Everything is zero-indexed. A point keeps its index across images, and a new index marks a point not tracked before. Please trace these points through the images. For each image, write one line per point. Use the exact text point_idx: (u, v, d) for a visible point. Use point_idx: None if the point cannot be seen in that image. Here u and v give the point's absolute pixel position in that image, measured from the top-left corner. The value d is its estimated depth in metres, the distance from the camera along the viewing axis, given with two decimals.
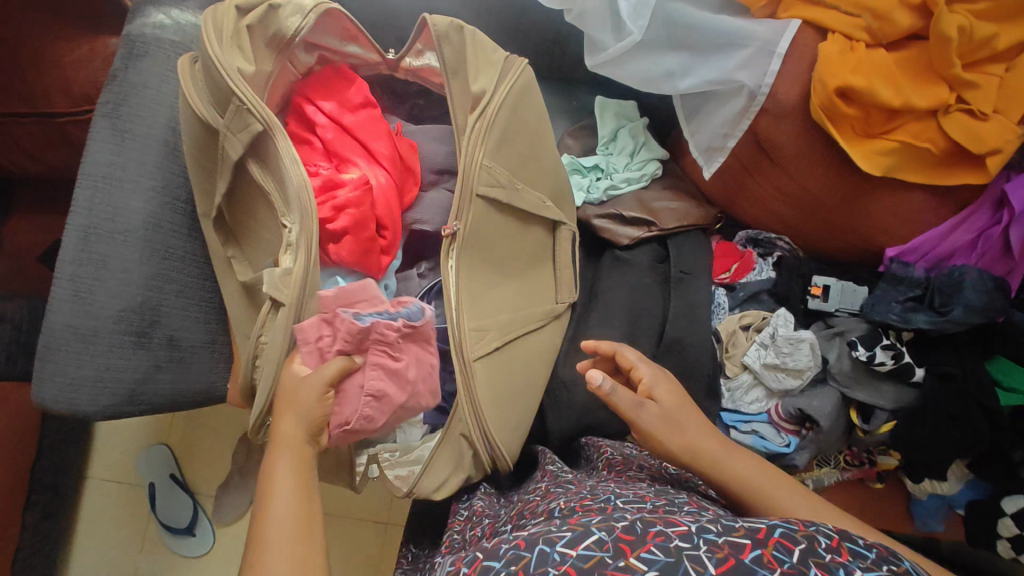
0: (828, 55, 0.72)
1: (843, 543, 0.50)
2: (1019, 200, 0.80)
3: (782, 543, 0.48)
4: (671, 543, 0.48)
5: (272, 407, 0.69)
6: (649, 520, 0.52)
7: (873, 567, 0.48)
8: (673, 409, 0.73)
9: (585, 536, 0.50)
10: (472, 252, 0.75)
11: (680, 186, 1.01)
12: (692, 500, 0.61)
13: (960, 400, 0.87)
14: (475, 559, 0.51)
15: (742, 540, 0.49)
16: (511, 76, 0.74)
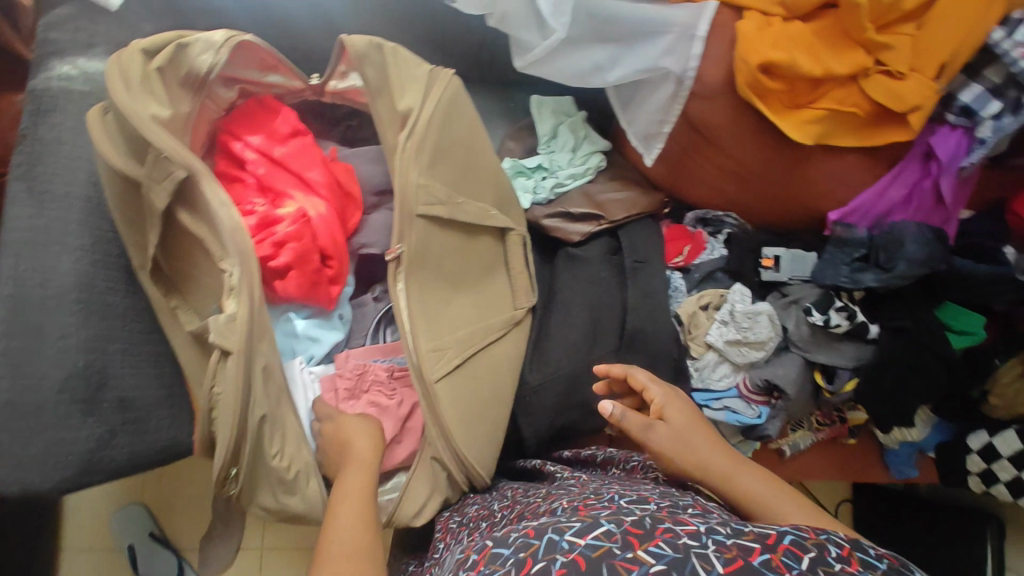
0: (746, 32, 0.73)
1: (854, 553, 0.49)
2: (944, 152, 0.82)
3: (793, 551, 0.48)
4: (679, 539, 0.47)
5: (234, 458, 0.66)
6: (658, 518, 0.51)
7: None
8: (681, 432, 0.74)
9: (594, 527, 0.49)
10: (420, 272, 0.75)
11: (624, 176, 1.02)
12: (696, 503, 0.64)
13: (914, 349, 0.90)
14: (485, 546, 0.50)
15: (753, 543, 0.48)
16: (436, 90, 0.73)
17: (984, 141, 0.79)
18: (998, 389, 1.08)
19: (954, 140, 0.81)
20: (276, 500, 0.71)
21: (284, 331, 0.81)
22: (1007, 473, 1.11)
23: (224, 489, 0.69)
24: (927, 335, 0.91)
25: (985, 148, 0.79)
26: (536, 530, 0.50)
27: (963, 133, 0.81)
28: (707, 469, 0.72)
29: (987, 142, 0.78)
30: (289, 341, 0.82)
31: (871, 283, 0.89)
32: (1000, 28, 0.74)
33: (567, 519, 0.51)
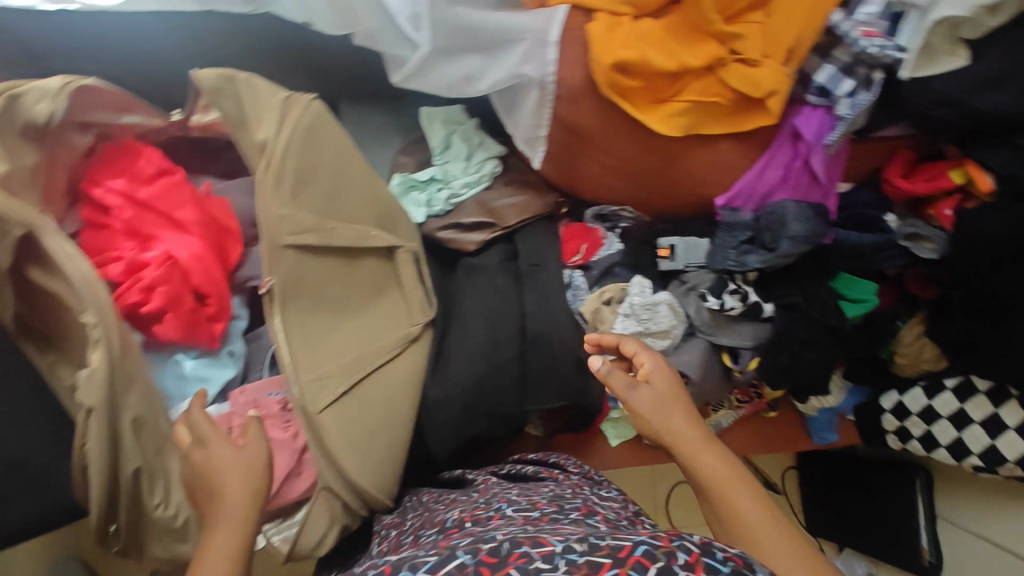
0: (596, 34, 0.73)
1: (701, 558, 0.54)
2: (810, 131, 0.84)
3: (641, 562, 0.53)
4: (530, 565, 0.52)
5: (107, 514, 0.66)
6: (519, 540, 0.55)
7: None
8: (659, 402, 0.76)
9: (447, 561, 0.54)
10: (296, 304, 0.74)
11: (519, 180, 1.02)
12: (585, 505, 0.76)
13: (806, 322, 0.93)
14: None
15: (603, 560, 0.53)
16: (292, 117, 0.72)
17: (844, 118, 0.81)
18: (902, 349, 1.11)
19: (818, 119, 0.83)
20: (171, 549, 0.71)
21: (172, 375, 0.80)
22: (918, 428, 1.15)
23: (109, 545, 0.70)
24: (818, 308, 0.94)
25: (845, 125, 0.81)
26: (397, 564, 0.55)
27: (825, 112, 0.83)
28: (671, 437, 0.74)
29: (847, 118, 0.80)
30: (178, 383, 0.80)
31: (759, 265, 0.92)
32: (839, 10, 0.76)
33: (426, 552, 0.56)
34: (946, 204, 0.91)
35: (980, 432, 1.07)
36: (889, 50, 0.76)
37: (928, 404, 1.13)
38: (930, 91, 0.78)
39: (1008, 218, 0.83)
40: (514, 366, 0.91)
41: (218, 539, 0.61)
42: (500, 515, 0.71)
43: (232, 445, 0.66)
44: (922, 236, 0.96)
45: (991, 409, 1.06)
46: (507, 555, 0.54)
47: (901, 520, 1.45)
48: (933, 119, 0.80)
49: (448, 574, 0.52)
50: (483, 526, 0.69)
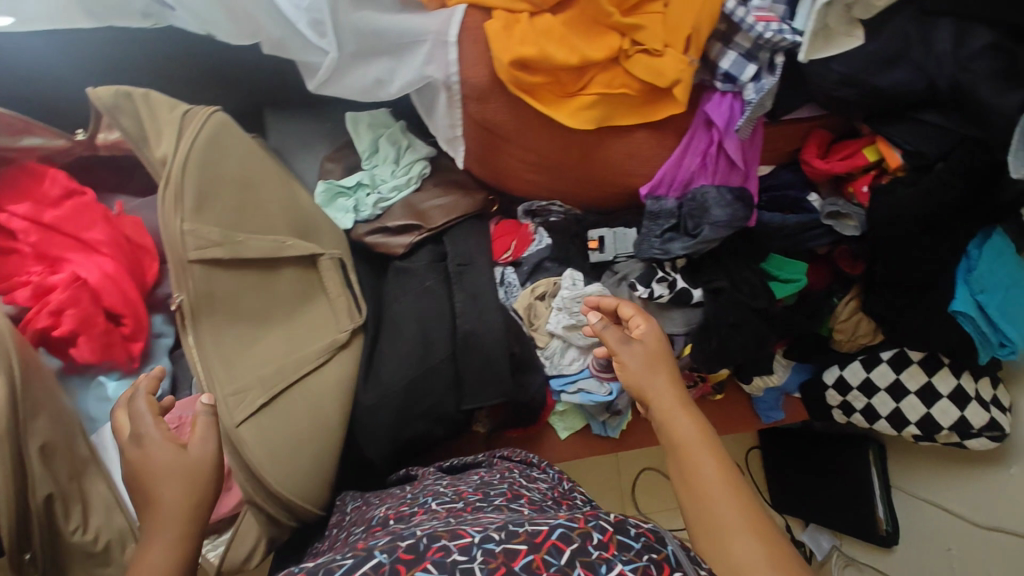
0: (493, 32, 0.73)
1: (615, 536, 0.55)
2: (719, 117, 0.85)
3: (556, 545, 0.53)
4: (448, 558, 0.52)
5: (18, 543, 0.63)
6: (437, 536, 0.54)
7: (634, 558, 0.54)
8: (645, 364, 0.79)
9: (365, 561, 0.52)
10: (211, 318, 0.74)
11: (448, 180, 1.02)
12: (509, 489, 0.81)
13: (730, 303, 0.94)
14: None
15: (520, 547, 0.53)
16: (191, 131, 0.72)
17: (750, 103, 0.82)
18: (839, 326, 1.11)
19: (727, 106, 0.84)
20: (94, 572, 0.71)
21: (95, 397, 0.79)
22: (860, 401, 1.15)
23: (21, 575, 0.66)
24: (741, 290, 0.95)
25: (751, 109, 0.82)
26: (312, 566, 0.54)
27: (733, 97, 0.84)
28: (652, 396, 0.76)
29: (752, 103, 0.81)
30: (99, 405, 0.79)
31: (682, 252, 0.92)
32: None
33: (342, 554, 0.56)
34: (863, 180, 0.92)
35: (917, 402, 1.09)
36: (786, 34, 0.77)
37: (867, 376, 1.13)
38: (830, 72, 0.79)
39: (915, 192, 0.84)
40: (447, 366, 0.91)
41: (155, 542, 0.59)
42: (421, 509, 0.74)
43: (174, 445, 0.63)
44: (843, 215, 0.97)
45: (924, 378, 1.08)
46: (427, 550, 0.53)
47: (858, 492, 1.47)
48: (836, 99, 0.81)
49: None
50: (406, 521, 0.72)
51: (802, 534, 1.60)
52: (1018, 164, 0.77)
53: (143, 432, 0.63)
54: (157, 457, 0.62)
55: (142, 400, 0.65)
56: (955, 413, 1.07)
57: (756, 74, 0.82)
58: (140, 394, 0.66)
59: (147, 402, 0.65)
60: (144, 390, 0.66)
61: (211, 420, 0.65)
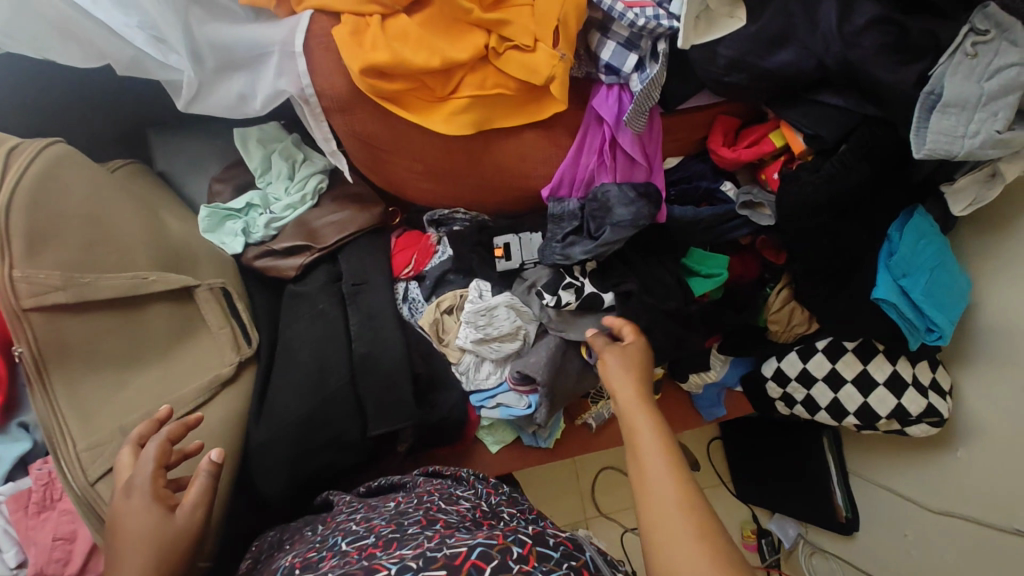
0: (341, 39, 0.68)
1: (534, 548, 0.55)
2: (607, 112, 0.80)
3: (477, 564, 0.51)
4: None
5: None
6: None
7: (553, 567, 0.54)
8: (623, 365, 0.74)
9: None
10: (65, 368, 0.69)
11: (346, 194, 0.97)
12: (425, 515, 0.65)
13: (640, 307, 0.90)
14: None
15: (439, 572, 0.50)
16: (16, 166, 0.67)
17: (636, 94, 0.76)
18: (773, 316, 1.05)
19: (615, 99, 0.79)
20: None
21: None
22: (800, 393, 1.10)
23: None
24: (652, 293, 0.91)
25: (636, 100, 0.76)
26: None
27: (621, 90, 0.79)
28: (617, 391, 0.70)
29: (637, 94, 0.75)
30: None
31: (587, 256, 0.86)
32: None
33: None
34: (773, 167, 0.88)
35: (854, 391, 1.05)
36: (662, 20, 0.72)
37: (804, 367, 1.08)
38: (715, 57, 0.73)
39: (818, 177, 0.79)
40: (347, 393, 0.85)
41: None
42: (328, 558, 0.58)
43: (162, 507, 0.58)
44: (758, 204, 0.92)
45: (860, 366, 1.04)
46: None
47: (817, 478, 1.42)
48: (728, 86, 0.76)
49: None
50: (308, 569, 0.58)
51: (768, 523, 1.54)
52: (919, 143, 0.71)
53: (137, 479, 0.59)
54: (140, 516, 0.56)
55: (154, 441, 0.61)
56: (893, 401, 1.03)
57: (639, 63, 0.76)
58: (161, 437, 0.61)
59: (158, 444, 0.61)
60: (161, 432, 0.62)
61: (211, 484, 0.60)
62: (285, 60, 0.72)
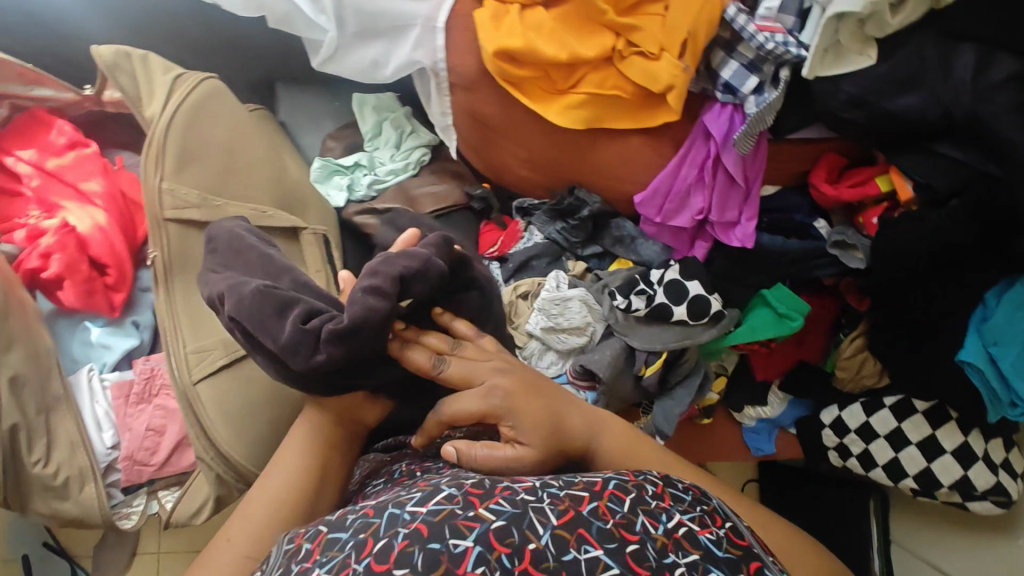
0: (481, 22, 0.75)
1: (666, 489, 0.55)
2: (718, 129, 0.82)
3: (615, 496, 0.52)
4: (517, 496, 0.50)
5: None
6: (460, 525, 0.47)
7: (688, 508, 0.54)
8: (548, 451, 0.66)
9: (436, 493, 0.50)
10: (187, 275, 0.76)
11: (445, 168, 1.02)
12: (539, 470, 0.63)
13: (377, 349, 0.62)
14: (319, 533, 0.51)
15: (582, 493, 0.52)
16: (180, 92, 0.75)
17: (749, 116, 0.78)
18: (840, 364, 1.03)
19: (727, 117, 0.81)
20: (50, 506, 0.74)
21: (79, 340, 0.85)
22: (858, 446, 1.08)
23: None
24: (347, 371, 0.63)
25: (749, 122, 0.77)
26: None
27: (734, 110, 0.81)
28: (562, 448, 0.68)
29: (751, 116, 0.77)
30: (85, 349, 0.85)
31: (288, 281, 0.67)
32: (737, 4, 0.74)
33: (327, 555, 0.48)
34: (873, 212, 0.87)
35: (917, 454, 1.02)
36: (791, 48, 0.73)
37: (867, 420, 1.06)
38: (836, 91, 0.74)
39: (921, 228, 0.79)
40: None
41: (281, 473, 0.66)
42: (427, 479, 0.58)
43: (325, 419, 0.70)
44: (851, 246, 0.91)
45: (928, 430, 1.01)
46: (456, 558, 0.46)
47: (846, 546, 1.28)
48: (844, 122, 0.76)
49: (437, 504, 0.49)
50: (436, 471, 0.63)
51: None
52: None
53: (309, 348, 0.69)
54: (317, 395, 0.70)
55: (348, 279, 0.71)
56: (959, 471, 1.00)
57: (759, 86, 0.78)
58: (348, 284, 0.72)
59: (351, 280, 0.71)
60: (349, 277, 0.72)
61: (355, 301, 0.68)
62: (426, 33, 0.80)
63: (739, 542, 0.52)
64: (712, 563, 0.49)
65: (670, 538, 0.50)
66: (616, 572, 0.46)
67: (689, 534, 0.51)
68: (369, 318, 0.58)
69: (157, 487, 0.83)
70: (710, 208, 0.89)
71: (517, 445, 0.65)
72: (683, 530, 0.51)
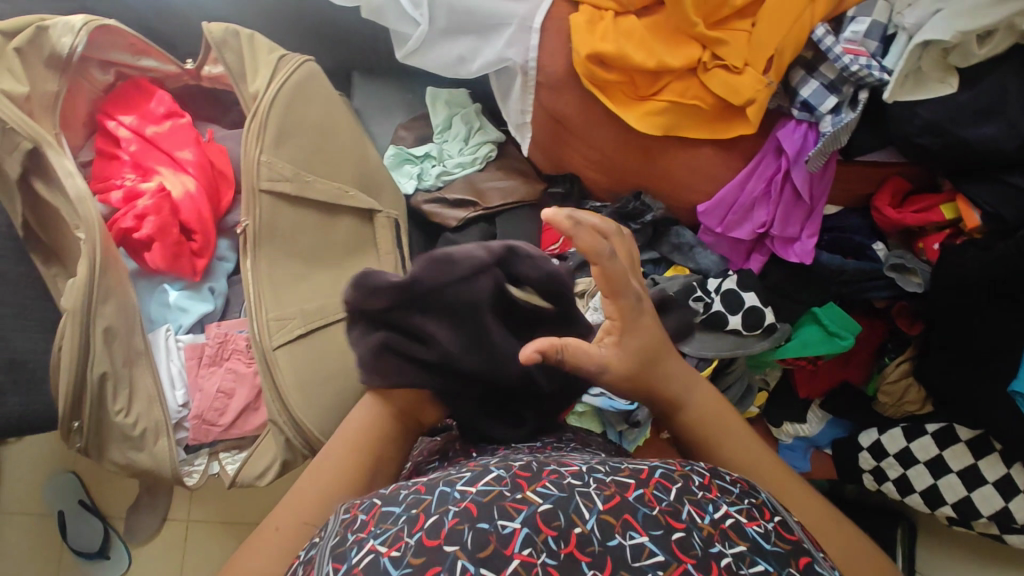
0: (577, 26, 0.77)
1: (713, 481, 0.52)
2: (791, 145, 0.84)
3: (662, 484, 0.49)
4: (564, 480, 0.49)
5: (70, 400, 0.72)
6: (508, 506, 0.46)
7: (736, 500, 0.50)
8: (636, 372, 0.59)
9: (486, 475, 0.49)
10: (272, 245, 0.79)
11: (512, 165, 1.04)
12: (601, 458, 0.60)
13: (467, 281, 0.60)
14: (374, 506, 0.49)
15: (628, 480, 0.49)
16: (283, 72, 0.78)
17: (825, 135, 0.80)
18: (885, 387, 1.04)
19: (801, 135, 0.84)
20: (127, 456, 0.78)
21: (157, 301, 0.87)
22: (894, 470, 1.09)
23: (72, 442, 0.76)
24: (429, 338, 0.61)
25: (823, 141, 0.80)
26: (352, 563, 0.44)
27: (809, 127, 0.83)
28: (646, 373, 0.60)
29: (826, 134, 0.79)
30: (161, 310, 0.88)
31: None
32: (825, 24, 0.76)
33: (382, 527, 0.47)
34: (935, 238, 0.89)
35: (957, 482, 1.03)
36: (874, 71, 0.75)
37: (907, 446, 1.07)
38: (914, 116, 0.76)
39: (986, 256, 0.81)
40: None
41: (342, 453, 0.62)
42: (476, 461, 0.57)
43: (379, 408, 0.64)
44: (908, 270, 0.93)
45: (970, 460, 1.01)
46: (504, 539, 0.44)
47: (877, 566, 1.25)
48: (917, 148, 0.78)
49: (487, 484, 0.48)
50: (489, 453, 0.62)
51: None
52: None
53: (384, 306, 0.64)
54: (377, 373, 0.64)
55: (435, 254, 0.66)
56: (1000, 503, 1.00)
57: (836, 107, 0.80)
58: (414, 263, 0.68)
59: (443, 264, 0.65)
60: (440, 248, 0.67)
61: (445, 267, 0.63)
62: (519, 33, 0.83)
63: (791, 535, 0.49)
64: (760, 556, 0.45)
65: (718, 528, 0.46)
66: (662, 561, 0.43)
67: (739, 524, 0.47)
68: (468, 257, 0.60)
69: (219, 447, 0.86)
70: (772, 222, 0.91)
71: (604, 345, 0.58)
72: (731, 520, 0.47)
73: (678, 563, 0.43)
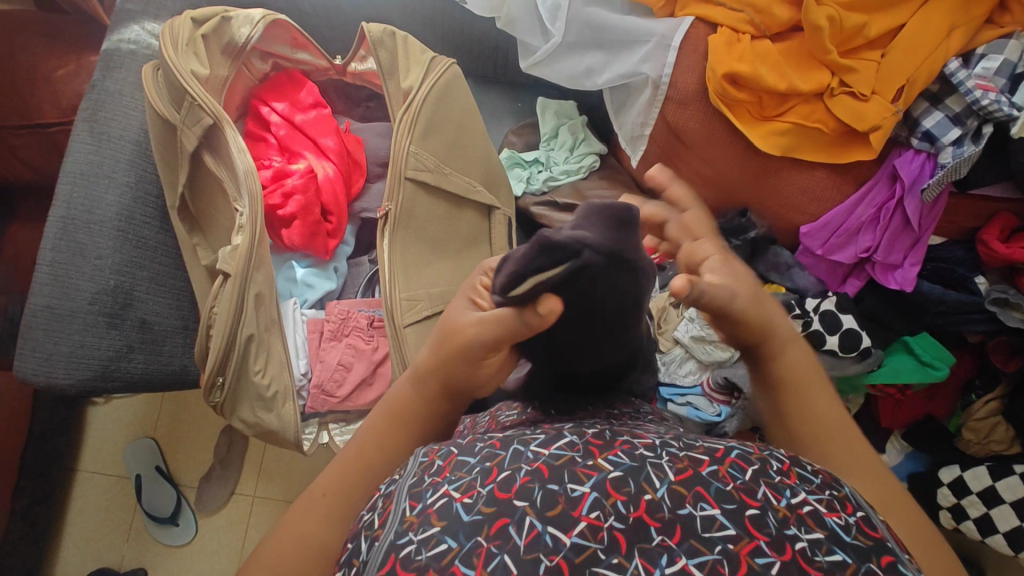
0: (715, 47, 0.84)
1: (794, 468, 0.37)
2: (908, 173, 0.86)
3: (738, 463, 0.36)
4: (637, 449, 0.36)
5: (221, 355, 0.77)
6: (577, 471, 0.35)
7: (817, 492, 0.35)
8: (750, 300, 0.51)
9: (558, 436, 0.38)
10: (405, 232, 0.84)
11: (616, 176, 1.08)
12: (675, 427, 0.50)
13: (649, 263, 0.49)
14: (449, 453, 0.38)
15: (699, 456, 0.36)
16: (435, 72, 0.86)
17: (944, 165, 0.83)
18: (972, 423, 1.05)
19: (918, 164, 0.86)
20: (255, 415, 0.83)
21: (285, 276, 0.93)
22: (977, 509, 1.08)
23: (212, 396, 0.81)
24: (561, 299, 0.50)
25: (943, 172, 0.83)
26: (424, 506, 0.35)
27: (927, 158, 0.86)
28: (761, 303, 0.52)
29: (946, 165, 0.82)
30: (288, 283, 0.93)
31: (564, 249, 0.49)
32: (957, 59, 0.81)
33: (454, 475, 0.36)
34: None
35: None
36: (1003, 106, 0.78)
37: (991, 485, 1.05)
38: None
39: None
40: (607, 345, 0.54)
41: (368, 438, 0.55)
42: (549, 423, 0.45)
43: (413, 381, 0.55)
44: (1011, 305, 0.92)
45: None
46: (572, 501, 0.33)
47: None
48: None
49: (560, 448, 0.37)
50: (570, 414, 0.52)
51: None
52: None
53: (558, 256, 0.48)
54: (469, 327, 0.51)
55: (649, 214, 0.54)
56: None
57: (958, 139, 0.83)
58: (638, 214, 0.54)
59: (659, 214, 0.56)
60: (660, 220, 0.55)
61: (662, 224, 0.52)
62: (656, 50, 0.89)
63: (877, 534, 0.34)
64: (839, 546, 0.32)
65: (794, 513, 0.33)
66: (732, 536, 0.31)
67: (817, 514, 0.33)
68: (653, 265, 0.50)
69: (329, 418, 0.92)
70: (876, 247, 0.92)
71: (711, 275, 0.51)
72: (810, 507, 0.33)
73: (750, 539, 0.31)
